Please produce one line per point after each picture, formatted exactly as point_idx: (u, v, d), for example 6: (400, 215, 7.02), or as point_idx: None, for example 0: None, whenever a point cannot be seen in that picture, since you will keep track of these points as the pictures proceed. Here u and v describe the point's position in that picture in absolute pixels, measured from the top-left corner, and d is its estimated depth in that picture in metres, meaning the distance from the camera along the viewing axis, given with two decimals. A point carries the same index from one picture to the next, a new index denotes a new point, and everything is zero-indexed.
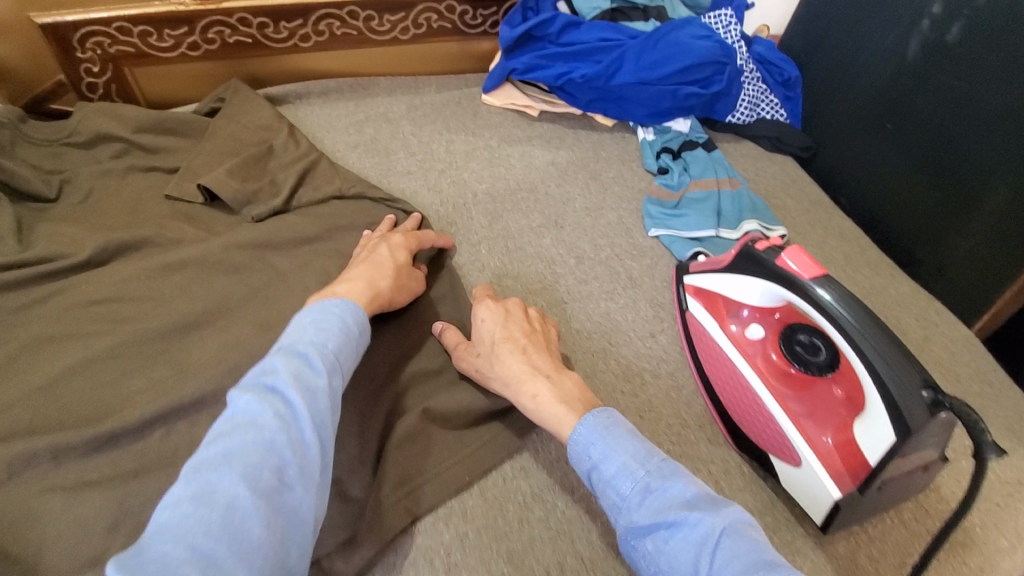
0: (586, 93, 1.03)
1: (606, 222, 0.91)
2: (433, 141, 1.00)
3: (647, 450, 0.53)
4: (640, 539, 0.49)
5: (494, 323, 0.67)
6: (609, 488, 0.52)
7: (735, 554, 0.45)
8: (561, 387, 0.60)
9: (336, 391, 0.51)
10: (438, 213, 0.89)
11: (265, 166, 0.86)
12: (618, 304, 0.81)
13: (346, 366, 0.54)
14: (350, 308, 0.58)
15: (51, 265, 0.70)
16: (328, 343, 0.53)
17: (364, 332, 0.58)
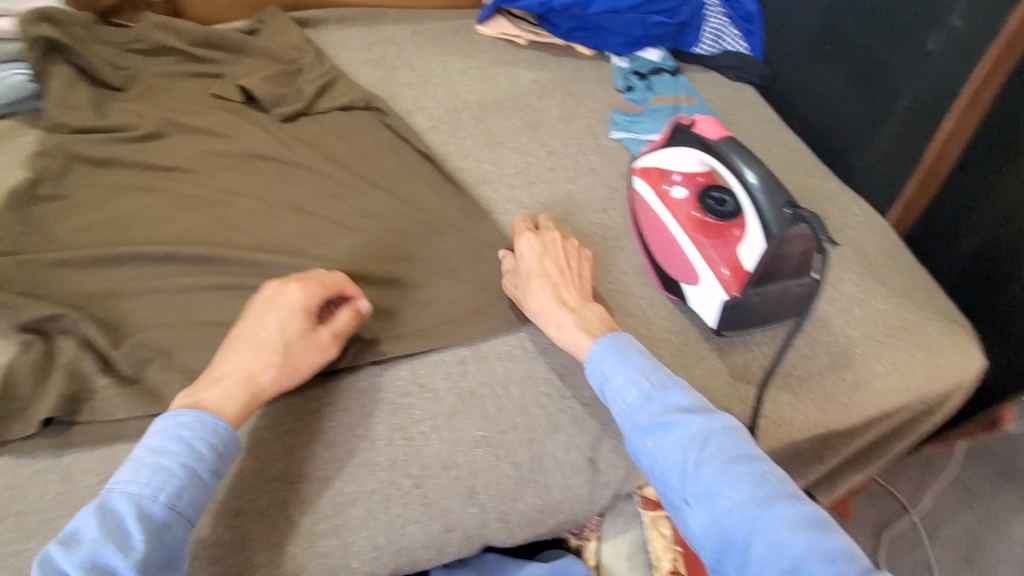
0: (566, 22, 1.18)
1: (576, 128, 1.07)
2: (432, 61, 1.16)
3: (654, 366, 0.65)
4: (642, 437, 0.61)
5: (532, 256, 0.75)
6: (617, 394, 0.64)
7: (722, 446, 0.59)
8: (584, 320, 0.70)
9: (169, 546, 0.51)
10: (433, 115, 1.05)
11: (294, 76, 1.03)
12: (578, 187, 0.96)
13: (188, 517, 0.53)
14: (210, 425, 0.55)
15: (122, 134, 0.88)
16: (158, 497, 0.51)
17: (223, 451, 0.56)
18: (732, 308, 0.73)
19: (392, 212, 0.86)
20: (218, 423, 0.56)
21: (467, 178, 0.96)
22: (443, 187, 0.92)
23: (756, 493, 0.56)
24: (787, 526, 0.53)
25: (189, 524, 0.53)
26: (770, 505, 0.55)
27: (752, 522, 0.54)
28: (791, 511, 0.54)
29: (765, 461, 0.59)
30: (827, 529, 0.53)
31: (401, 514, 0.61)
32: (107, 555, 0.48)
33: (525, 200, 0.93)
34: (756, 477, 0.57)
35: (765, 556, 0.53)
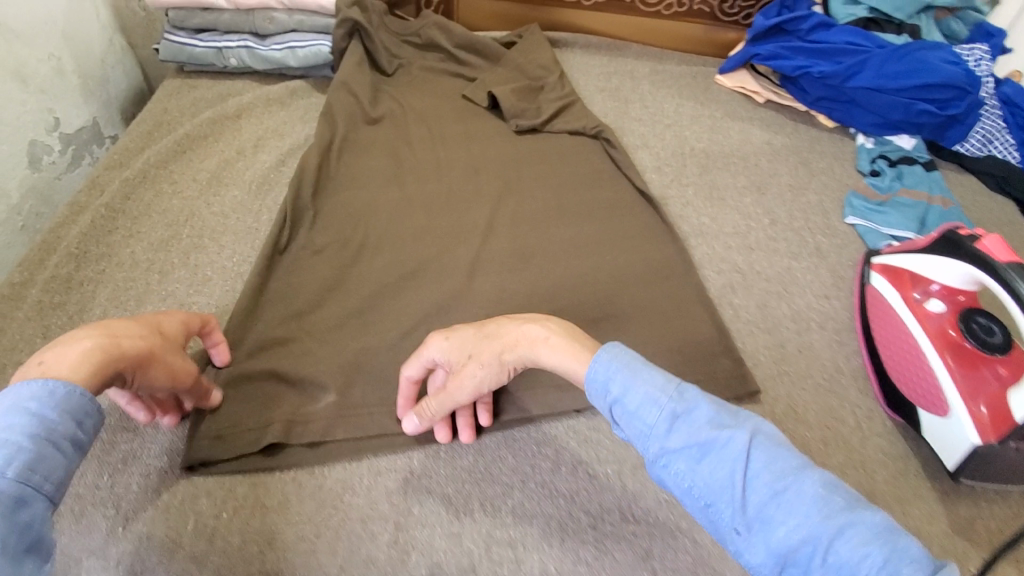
0: (818, 90, 1.10)
1: (806, 202, 1.00)
2: (665, 102, 1.16)
3: (665, 377, 0.51)
4: (671, 462, 0.48)
5: (459, 343, 0.59)
6: (632, 419, 0.50)
7: (766, 461, 0.46)
8: (569, 331, 0.58)
9: (28, 525, 0.36)
10: (659, 154, 1.05)
11: (536, 94, 1.09)
12: (801, 265, 0.90)
13: (53, 488, 0.39)
14: (59, 391, 0.42)
15: (389, 121, 0.99)
16: (5, 468, 0.37)
17: (77, 419, 0.42)
18: (981, 456, 0.64)
19: (607, 243, 0.87)
20: (73, 390, 0.42)
21: (683, 226, 0.94)
22: (660, 231, 0.90)
23: (813, 509, 0.43)
24: (855, 551, 0.41)
25: (49, 499, 0.38)
26: (831, 520, 0.43)
27: (817, 549, 0.42)
28: (856, 527, 0.42)
29: (814, 469, 0.46)
30: (901, 541, 0.41)
31: (574, 551, 0.58)
32: None
33: (740, 264, 0.89)
34: (809, 492, 0.44)
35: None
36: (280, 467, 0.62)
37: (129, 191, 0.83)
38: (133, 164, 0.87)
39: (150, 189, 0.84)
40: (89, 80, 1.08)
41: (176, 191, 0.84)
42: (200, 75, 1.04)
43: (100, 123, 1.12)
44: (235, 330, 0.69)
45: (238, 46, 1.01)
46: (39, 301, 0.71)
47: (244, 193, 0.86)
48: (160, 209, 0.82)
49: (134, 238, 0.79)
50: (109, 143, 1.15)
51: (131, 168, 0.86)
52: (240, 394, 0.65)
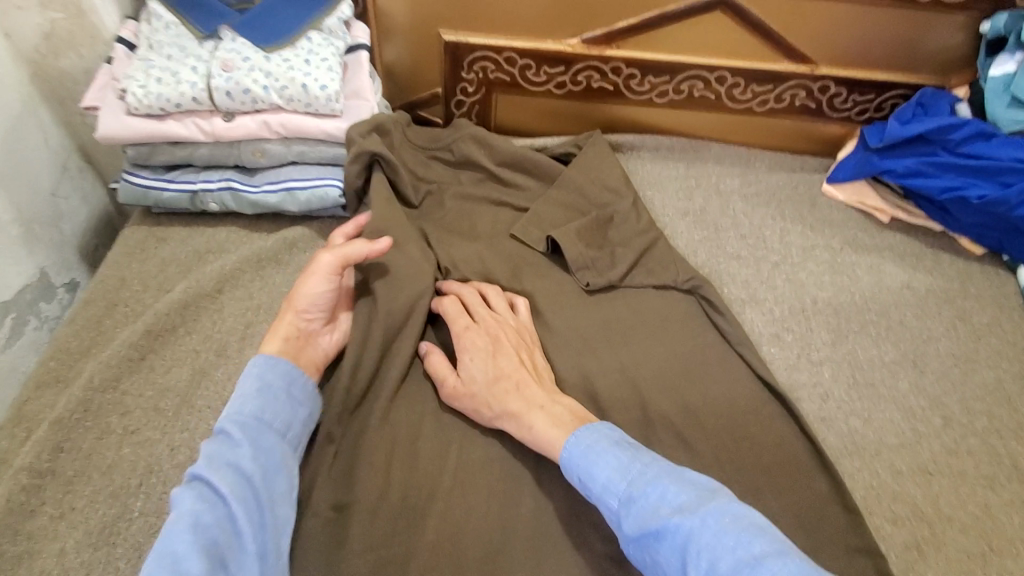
0: (971, 214, 0.86)
1: (980, 382, 0.75)
2: (766, 227, 0.91)
3: (628, 459, 0.55)
4: (636, 550, 0.52)
5: (481, 360, 0.65)
6: (600, 504, 0.55)
7: (716, 548, 0.49)
8: (555, 415, 0.61)
9: (267, 448, 0.55)
10: (773, 312, 0.80)
11: (605, 230, 0.84)
12: (1001, 498, 0.65)
13: (275, 425, 0.57)
14: (273, 360, 0.60)
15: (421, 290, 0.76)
16: (246, 405, 0.56)
17: (287, 369, 0.60)
18: None
19: (728, 483, 0.63)
20: (255, 361, 0.59)
21: (827, 434, 0.69)
22: (799, 454, 0.66)
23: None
24: None
25: (278, 433, 0.57)
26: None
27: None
28: None
29: (775, 559, 0.47)
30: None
31: None
32: (219, 453, 0.53)
33: (917, 504, 0.64)
34: None
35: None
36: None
37: (64, 438, 0.60)
38: (77, 382, 0.64)
39: (94, 429, 0.61)
40: (35, 224, 0.85)
41: (129, 431, 0.61)
42: (171, 223, 0.80)
43: (51, 274, 0.88)
44: None
45: (220, 188, 0.78)
46: None
47: None
48: (107, 464, 0.59)
49: (67, 521, 0.56)
50: (63, 294, 0.91)
51: (70, 393, 0.63)
52: None
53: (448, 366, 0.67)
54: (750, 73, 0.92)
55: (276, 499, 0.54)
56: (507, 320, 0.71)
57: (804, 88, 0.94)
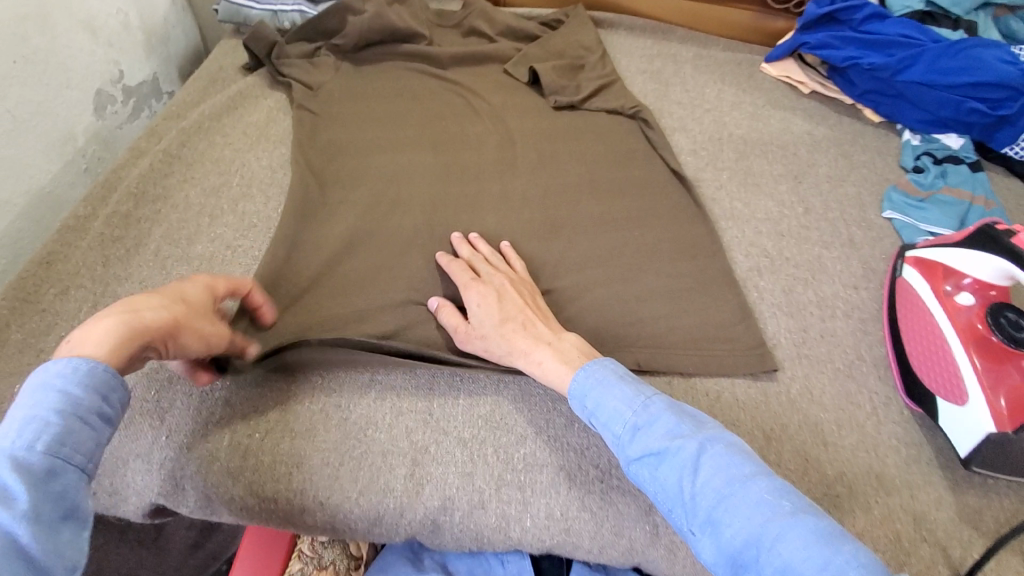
0: (866, 82, 1.10)
1: (843, 192, 0.99)
2: (706, 87, 1.16)
3: (636, 390, 0.62)
4: (637, 467, 0.58)
5: (488, 306, 0.70)
6: (605, 431, 0.61)
7: (714, 467, 0.55)
8: (562, 352, 0.67)
9: (69, 495, 0.43)
10: (696, 138, 1.06)
11: (576, 72, 1.12)
12: (831, 254, 0.90)
13: (81, 470, 0.45)
14: (88, 368, 0.47)
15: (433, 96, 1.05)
16: (40, 444, 0.43)
17: (106, 398, 0.48)
18: (994, 444, 0.66)
19: (632, 221, 0.91)
20: (96, 366, 0.47)
21: (713, 208, 0.95)
22: (687, 215, 0.92)
23: (756, 513, 0.52)
24: (795, 548, 0.49)
25: (82, 475, 0.45)
26: (770, 524, 0.51)
27: (758, 542, 0.50)
28: (799, 529, 0.50)
29: (762, 476, 0.54)
30: (844, 547, 0.49)
31: (579, 500, 0.64)
32: None
33: (768, 248, 0.90)
34: (757, 499, 0.53)
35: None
36: (315, 400, 0.69)
37: (188, 140, 0.91)
38: (191, 116, 0.95)
39: (206, 140, 0.92)
40: (152, 36, 1.14)
41: (229, 144, 0.93)
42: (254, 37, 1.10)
43: (159, 79, 1.18)
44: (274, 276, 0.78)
45: (293, 11, 1.08)
46: (101, 233, 0.78)
47: (290, 150, 0.93)
48: (216, 159, 0.91)
49: (190, 182, 0.87)
50: (167, 99, 1.21)
51: (189, 121, 0.93)
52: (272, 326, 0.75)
53: (459, 318, 0.71)
54: None
55: (72, 555, 0.42)
56: (503, 270, 0.76)
57: None
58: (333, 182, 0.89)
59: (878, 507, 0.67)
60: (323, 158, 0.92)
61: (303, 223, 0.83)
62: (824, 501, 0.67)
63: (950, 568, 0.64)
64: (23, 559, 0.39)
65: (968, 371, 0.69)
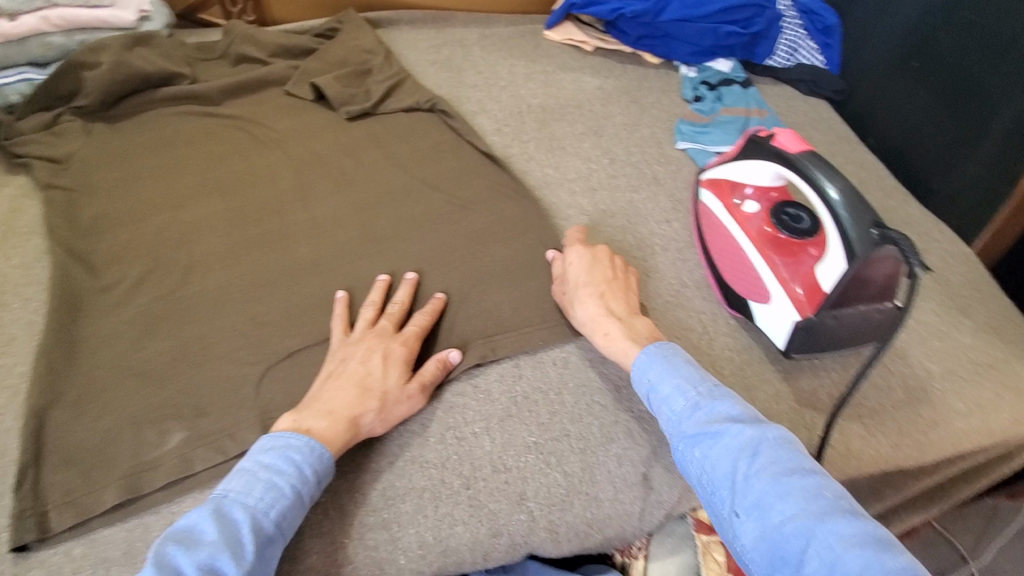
0: (635, 29, 1.17)
1: (640, 135, 1.05)
2: (498, 64, 1.17)
3: (702, 378, 0.64)
4: (688, 446, 0.59)
5: (581, 266, 0.77)
6: (663, 407, 0.62)
7: (773, 458, 0.55)
8: (630, 329, 0.70)
9: (269, 563, 0.51)
10: (497, 116, 1.07)
11: (365, 78, 1.08)
12: (641, 196, 0.95)
13: (285, 539, 0.54)
14: (319, 454, 0.57)
15: (208, 136, 0.95)
16: (270, 511, 0.53)
17: (321, 482, 0.57)
18: (802, 330, 0.70)
19: (452, 213, 0.89)
20: (325, 454, 0.57)
21: (528, 181, 0.96)
22: (501, 194, 0.92)
23: (810, 505, 0.52)
24: (842, 541, 0.49)
25: (284, 542, 0.54)
26: (826, 519, 0.51)
27: (809, 533, 0.50)
28: (848, 527, 0.50)
29: (819, 474, 0.55)
30: (896, 550, 0.48)
31: (449, 515, 0.60)
32: (224, 563, 0.48)
33: (585, 206, 0.93)
34: (809, 492, 0.53)
35: (823, 574, 0.48)
36: (147, 509, 0.61)
37: None
38: None
39: None
40: None
41: None
42: None
43: None
44: (50, 387, 0.67)
45: (18, 80, 0.93)
46: None
47: (45, 239, 0.80)
48: None
49: None
50: None
51: None
52: (59, 445, 0.63)
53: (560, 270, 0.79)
54: None
55: None
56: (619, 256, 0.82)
57: None
58: (103, 261, 0.78)
59: None
60: (87, 237, 0.80)
61: (76, 317, 0.72)
62: None
63: None
64: None
65: (767, 271, 0.74)
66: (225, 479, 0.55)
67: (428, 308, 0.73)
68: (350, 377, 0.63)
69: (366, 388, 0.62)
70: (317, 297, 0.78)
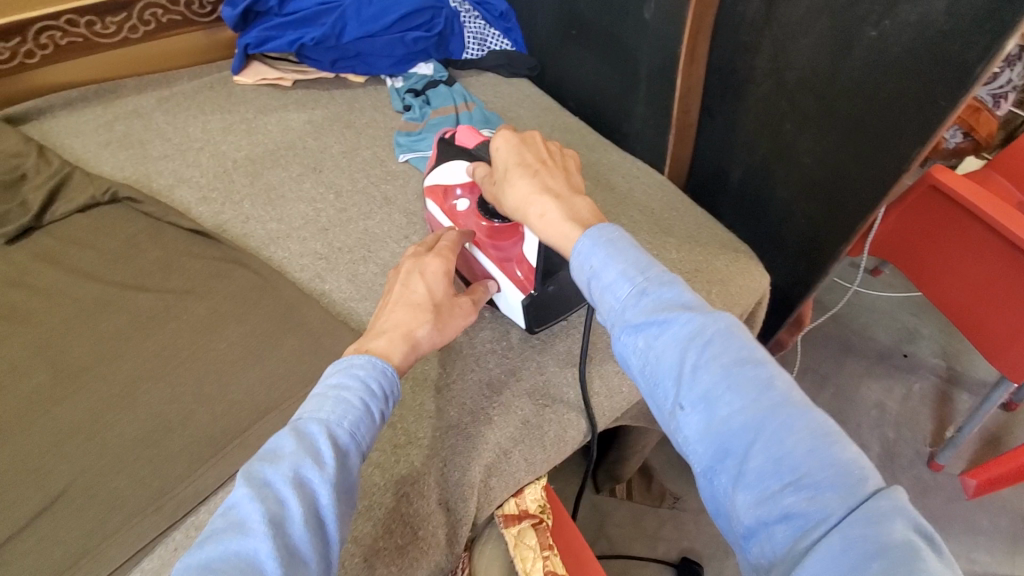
0: (325, 55, 1.14)
1: (362, 158, 1.04)
2: (188, 125, 1.06)
3: (648, 260, 0.54)
4: (631, 336, 0.51)
5: (510, 148, 0.67)
6: (606, 294, 0.54)
7: (724, 347, 0.48)
8: (571, 209, 0.61)
9: (353, 474, 0.48)
10: (200, 182, 0.97)
11: (16, 187, 0.90)
12: (375, 221, 0.93)
13: (366, 452, 0.50)
14: (381, 369, 0.54)
15: None
16: (343, 422, 0.49)
17: (391, 396, 0.54)
18: (529, 304, 0.74)
19: (167, 307, 0.78)
20: (391, 368, 0.54)
21: (253, 243, 0.89)
22: (221, 267, 0.83)
23: (763, 397, 0.45)
24: (792, 435, 0.43)
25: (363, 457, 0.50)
26: (777, 412, 0.44)
27: (758, 427, 0.44)
28: (800, 420, 0.44)
29: (775, 365, 0.47)
30: (844, 448, 0.42)
31: None
32: (307, 471, 0.45)
33: (321, 249, 0.89)
34: (761, 382, 0.46)
35: (768, 469, 0.43)
36: None
37: None
38: None
39: None
40: None
41: None
42: None
43: None
44: None
45: None
46: None
47: None
48: None
49: None
50: None
51: None
52: None
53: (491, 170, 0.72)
54: (93, 9, 1.06)
55: (343, 530, 0.46)
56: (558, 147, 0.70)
57: (156, 6, 1.11)
58: None
59: (498, 411, 0.72)
60: None
61: None
62: (460, 441, 0.69)
63: (572, 410, 0.73)
64: (317, 526, 0.44)
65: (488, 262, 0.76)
66: (307, 400, 0.51)
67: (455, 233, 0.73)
68: (410, 298, 0.63)
69: (428, 304, 0.62)
70: (11, 472, 0.64)
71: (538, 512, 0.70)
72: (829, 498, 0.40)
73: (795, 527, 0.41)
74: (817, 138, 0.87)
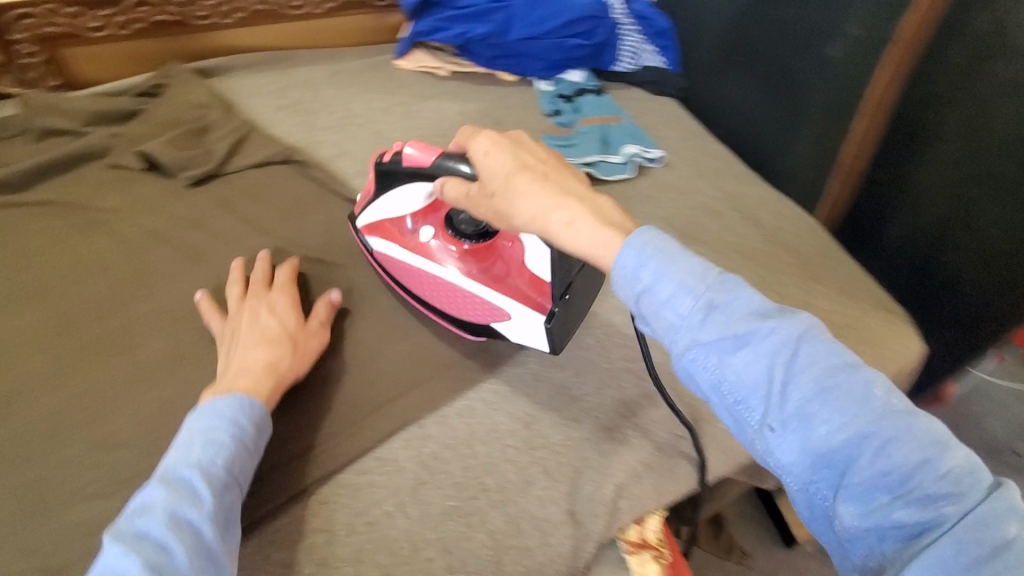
0: (486, 50, 1.17)
1: None
2: (352, 101, 1.12)
3: (703, 266, 0.50)
4: (709, 355, 0.48)
5: (503, 153, 0.60)
6: (664, 310, 0.49)
7: (813, 358, 0.45)
8: (611, 218, 0.55)
9: (229, 509, 0.53)
10: (360, 156, 1.02)
11: (203, 136, 0.97)
12: None
13: (238, 486, 0.55)
14: (247, 403, 0.59)
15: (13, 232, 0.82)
16: (215, 460, 0.54)
17: (262, 429, 0.59)
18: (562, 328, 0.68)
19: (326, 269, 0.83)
20: (252, 400, 0.59)
21: None
22: None
23: (861, 410, 0.43)
24: (902, 448, 0.42)
25: (238, 493, 0.55)
26: (879, 424, 0.43)
27: (861, 443, 0.42)
28: (904, 430, 0.42)
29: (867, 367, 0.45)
30: (952, 451, 0.42)
31: None
32: (184, 511, 0.49)
33: None
34: (859, 393, 0.44)
35: (878, 481, 0.42)
36: None
37: None
38: None
39: None
40: None
41: None
42: None
43: None
44: None
45: None
46: None
47: None
48: None
49: None
50: None
51: None
52: None
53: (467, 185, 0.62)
54: None
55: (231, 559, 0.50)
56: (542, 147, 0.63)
57: None
58: None
59: (633, 433, 0.71)
60: None
61: None
62: (594, 456, 0.68)
63: (708, 446, 0.71)
64: (204, 558, 0.48)
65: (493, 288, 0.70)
66: (163, 456, 0.55)
67: (287, 267, 0.77)
68: (264, 336, 0.66)
69: (287, 342, 0.67)
70: (181, 399, 0.69)
71: (657, 545, 0.68)
72: (943, 505, 0.40)
73: (912, 535, 0.41)
74: (996, 203, 0.81)
